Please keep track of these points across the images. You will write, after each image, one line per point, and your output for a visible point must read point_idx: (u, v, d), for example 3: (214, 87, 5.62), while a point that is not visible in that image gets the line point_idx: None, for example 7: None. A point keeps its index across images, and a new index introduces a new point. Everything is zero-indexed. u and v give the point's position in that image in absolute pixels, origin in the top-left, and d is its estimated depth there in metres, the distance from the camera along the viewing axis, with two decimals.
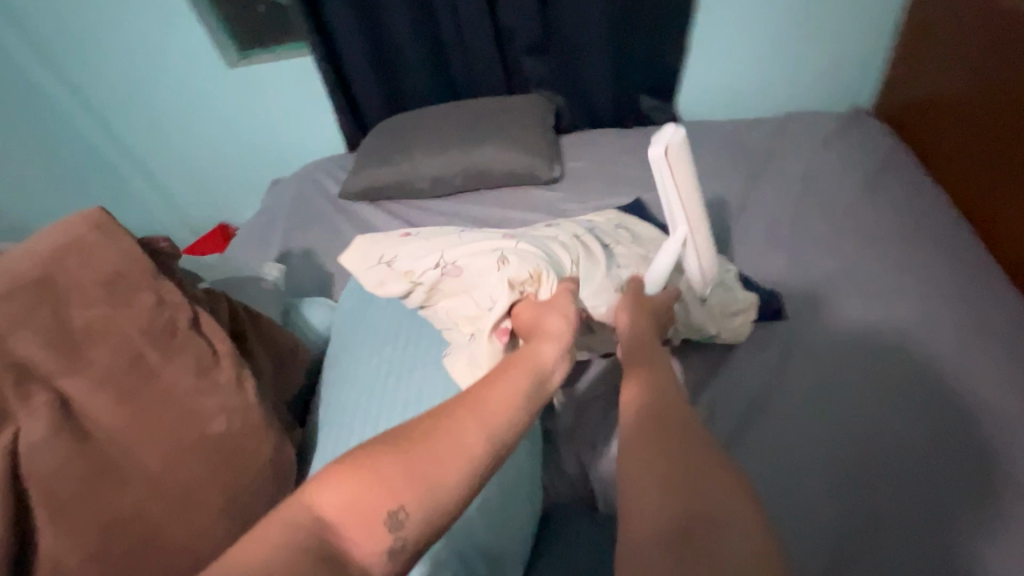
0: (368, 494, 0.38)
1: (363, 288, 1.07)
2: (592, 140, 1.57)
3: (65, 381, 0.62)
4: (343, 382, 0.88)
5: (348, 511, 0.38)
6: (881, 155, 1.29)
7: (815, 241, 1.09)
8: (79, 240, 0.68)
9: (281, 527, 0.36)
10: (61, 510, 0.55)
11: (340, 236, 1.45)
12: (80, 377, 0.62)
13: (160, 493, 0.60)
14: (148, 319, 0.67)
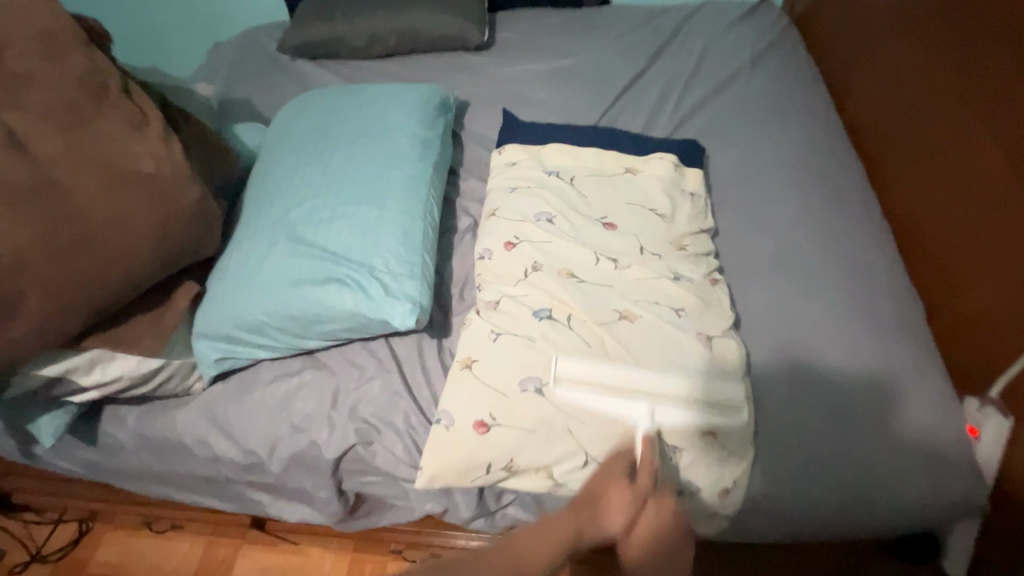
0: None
1: (298, 111, 1.15)
2: (522, 12, 1.66)
3: (31, 135, 0.73)
4: (271, 172, 0.99)
5: None
6: (769, 40, 1.45)
7: (697, 106, 1.26)
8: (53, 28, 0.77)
9: None
10: (38, 244, 0.70)
11: (277, 88, 1.51)
12: (43, 135, 0.73)
13: (121, 238, 0.75)
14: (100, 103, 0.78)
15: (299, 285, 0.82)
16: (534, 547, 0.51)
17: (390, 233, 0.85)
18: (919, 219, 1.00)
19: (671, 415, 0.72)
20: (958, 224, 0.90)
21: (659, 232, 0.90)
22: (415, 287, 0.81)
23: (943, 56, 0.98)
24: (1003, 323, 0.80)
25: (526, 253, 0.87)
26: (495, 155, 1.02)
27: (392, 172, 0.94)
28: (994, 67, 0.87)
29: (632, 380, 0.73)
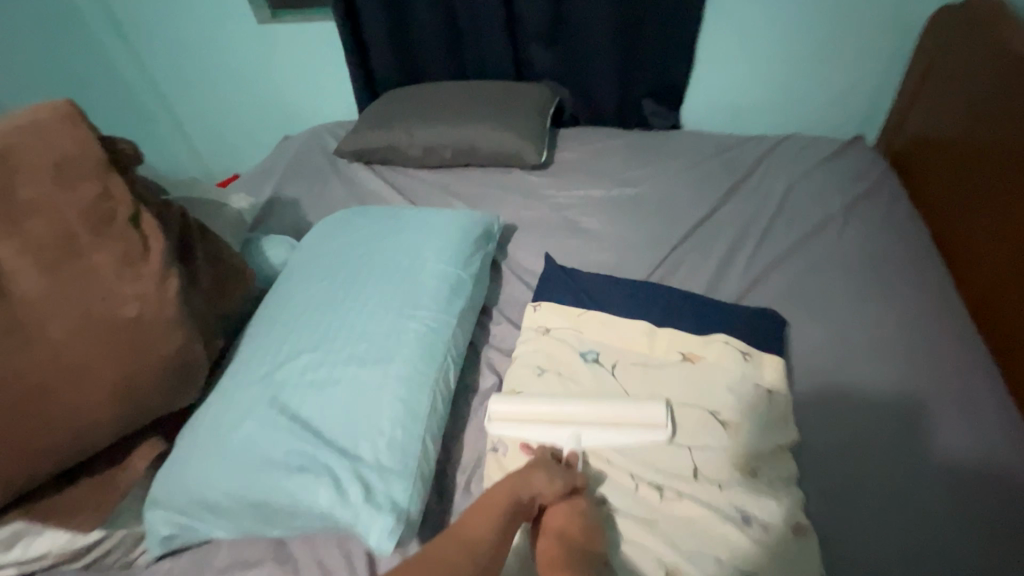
0: None
1: (329, 230, 1.08)
2: (585, 132, 1.58)
3: (16, 270, 0.66)
4: (279, 304, 0.90)
5: None
6: (864, 185, 1.27)
7: (777, 259, 1.08)
8: (74, 155, 0.73)
9: None
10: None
11: (327, 190, 1.49)
12: (29, 272, 0.66)
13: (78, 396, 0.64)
14: (99, 237, 0.71)
15: (267, 468, 0.67)
16: (475, 520, 0.58)
17: (387, 408, 0.71)
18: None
19: (597, 432, 0.72)
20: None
21: (722, 448, 0.69)
22: (402, 491, 0.65)
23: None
24: None
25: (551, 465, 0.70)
26: (529, 313, 0.89)
27: (406, 326, 0.81)
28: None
29: (565, 410, 0.73)
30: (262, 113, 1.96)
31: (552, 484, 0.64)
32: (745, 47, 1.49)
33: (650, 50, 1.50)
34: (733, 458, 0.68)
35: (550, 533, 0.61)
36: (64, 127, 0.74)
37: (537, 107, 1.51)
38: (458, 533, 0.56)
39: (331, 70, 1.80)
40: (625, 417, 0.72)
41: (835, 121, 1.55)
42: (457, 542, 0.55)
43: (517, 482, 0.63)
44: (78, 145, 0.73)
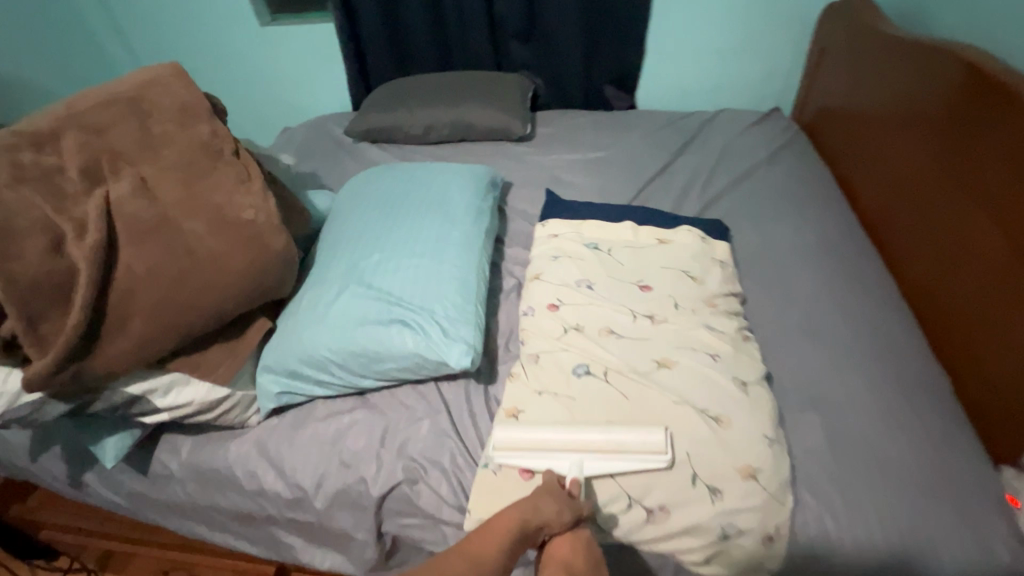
0: None
1: (365, 180, 1.30)
2: (559, 113, 1.88)
3: (161, 184, 0.86)
4: (341, 229, 1.11)
5: None
6: (781, 142, 1.62)
7: (719, 193, 1.40)
8: (188, 102, 0.93)
9: None
10: (151, 275, 0.80)
11: (341, 165, 1.71)
12: (171, 185, 0.86)
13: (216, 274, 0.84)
14: (216, 162, 0.91)
15: (364, 325, 0.90)
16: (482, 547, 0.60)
17: (448, 284, 0.94)
18: (936, 295, 1.04)
19: (599, 464, 0.75)
20: (968, 298, 0.95)
21: (693, 291, 0.96)
22: (469, 332, 0.88)
23: (931, 148, 1.09)
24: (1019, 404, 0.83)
25: (572, 310, 0.96)
26: (540, 228, 1.16)
27: (450, 234, 1.05)
28: (968, 147, 0.98)
29: (567, 439, 0.77)
30: (263, 108, 2.16)
31: (562, 516, 0.67)
32: (683, 40, 1.84)
33: (608, 43, 1.83)
34: (701, 296, 0.96)
35: (558, 561, 0.63)
36: (178, 83, 0.94)
37: (519, 92, 1.79)
38: (469, 552, 0.60)
39: (330, 67, 2.03)
40: (628, 445, 0.75)
41: (758, 99, 1.92)
42: (467, 560, 0.59)
43: (532, 504, 0.66)
44: (190, 96, 0.94)
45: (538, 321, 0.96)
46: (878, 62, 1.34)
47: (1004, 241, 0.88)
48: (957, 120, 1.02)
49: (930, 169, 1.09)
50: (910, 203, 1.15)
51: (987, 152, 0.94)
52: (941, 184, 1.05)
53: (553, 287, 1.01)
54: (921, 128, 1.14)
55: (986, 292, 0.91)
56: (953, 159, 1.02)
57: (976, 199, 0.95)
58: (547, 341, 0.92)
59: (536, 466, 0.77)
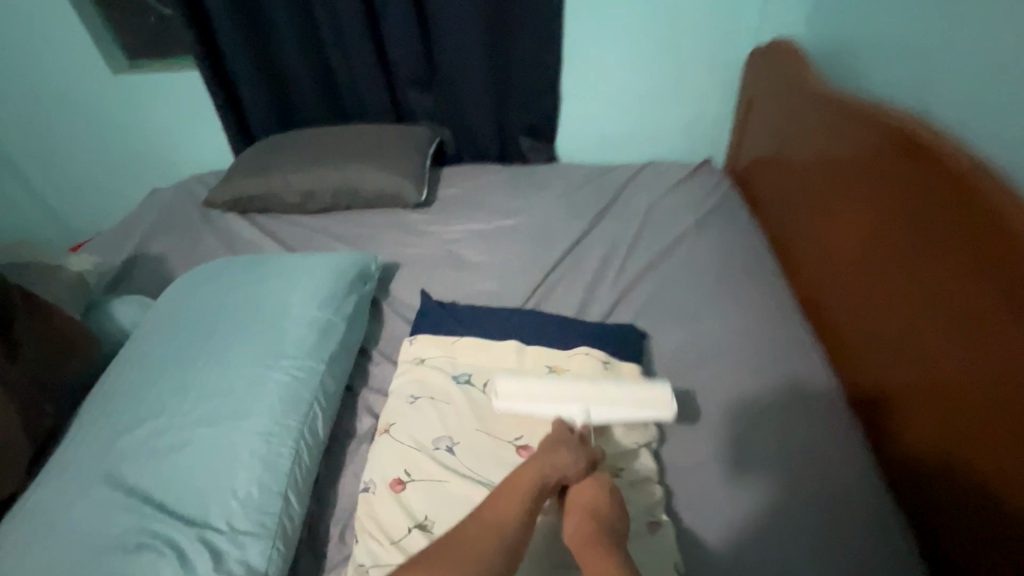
0: None
1: (185, 284, 1.02)
2: (466, 168, 1.64)
3: None
4: (124, 369, 0.83)
5: None
6: (712, 201, 1.42)
7: (639, 274, 1.18)
8: None
9: None
10: None
11: (200, 243, 1.41)
12: None
13: None
14: None
15: (98, 551, 0.61)
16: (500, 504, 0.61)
17: (240, 463, 0.67)
18: (887, 414, 0.82)
19: (606, 413, 0.73)
20: (929, 433, 0.73)
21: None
22: (258, 552, 0.61)
23: (869, 225, 0.88)
24: None
25: (427, 492, 0.69)
26: (405, 346, 0.89)
27: (267, 375, 0.78)
28: (913, 236, 0.77)
29: (567, 389, 0.74)
30: (125, 167, 1.84)
31: (577, 465, 0.66)
32: (602, 86, 1.64)
33: (518, 90, 1.61)
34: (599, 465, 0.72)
35: (579, 512, 0.63)
36: None
37: (418, 148, 1.55)
38: (482, 517, 0.60)
39: (200, 119, 1.73)
40: (636, 397, 0.73)
41: (687, 148, 1.74)
42: (486, 523, 0.59)
43: (548, 460, 0.65)
44: None
45: (376, 512, 0.69)
46: (805, 118, 1.16)
47: (970, 373, 0.66)
48: (897, 197, 0.81)
49: (870, 251, 0.87)
50: (848, 287, 0.94)
51: (937, 248, 0.72)
52: (884, 273, 0.84)
53: (405, 450, 0.73)
54: (855, 199, 0.93)
55: (953, 432, 0.69)
56: (896, 245, 0.81)
57: (927, 306, 0.73)
58: (383, 548, 0.65)
59: (542, 407, 0.74)
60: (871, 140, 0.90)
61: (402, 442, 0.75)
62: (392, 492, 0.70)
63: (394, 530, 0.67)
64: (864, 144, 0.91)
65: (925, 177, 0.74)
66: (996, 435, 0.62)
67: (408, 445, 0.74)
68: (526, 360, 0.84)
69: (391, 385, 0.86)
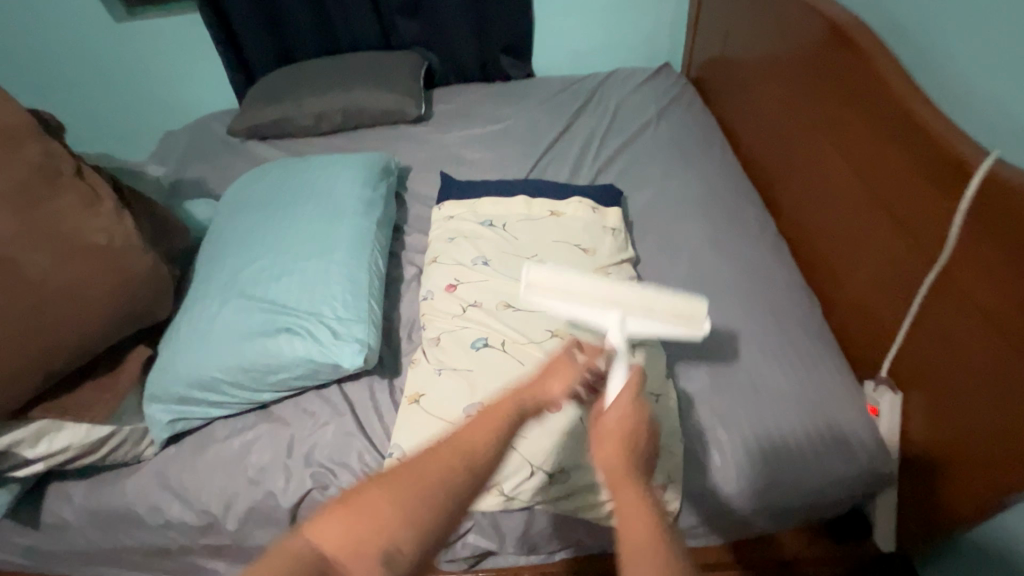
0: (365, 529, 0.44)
1: (244, 185, 1.23)
2: (455, 88, 1.83)
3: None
4: (222, 242, 1.05)
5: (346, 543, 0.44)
6: (672, 96, 1.65)
7: (614, 155, 1.42)
8: (8, 121, 0.83)
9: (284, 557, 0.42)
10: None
11: (228, 166, 1.60)
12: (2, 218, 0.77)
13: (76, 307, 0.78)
14: (52, 187, 0.83)
15: (250, 339, 0.87)
16: (476, 433, 0.53)
17: (335, 281, 0.92)
18: (809, 226, 1.11)
19: (642, 323, 0.74)
20: (832, 230, 1.02)
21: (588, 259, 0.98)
22: (363, 330, 0.87)
23: (794, 91, 1.15)
24: (877, 317, 0.91)
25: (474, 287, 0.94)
26: (436, 210, 1.14)
27: (337, 230, 1.02)
28: (821, 89, 1.04)
29: (603, 311, 0.74)
30: (135, 112, 1.97)
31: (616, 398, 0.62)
32: (571, 3, 1.83)
33: (496, 11, 1.78)
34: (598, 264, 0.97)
35: (621, 428, 0.58)
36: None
37: (412, 71, 1.73)
38: (458, 440, 0.52)
39: (203, 60, 1.87)
40: (671, 310, 0.75)
41: (649, 56, 1.95)
42: (454, 446, 0.51)
43: (531, 390, 0.61)
44: (10, 113, 0.84)
45: (438, 306, 0.93)
46: (749, 11, 1.37)
47: (859, 175, 0.93)
48: (811, 63, 1.08)
49: (795, 111, 1.15)
50: (783, 146, 1.21)
51: (834, 92, 0.99)
52: (810, 120, 1.08)
53: (453, 269, 0.98)
54: (787, 70, 1.18)
55: (850, 220, 0.97)
56: (810, 101, 1.08)
57: (831, 137, 1.02)
58: (445, 321, 0.90)
59: (578, 312, 0.75)
60: (801, 17, 1.11)
61: (449, 265, 0.99)
62: (448, 293, 0.94)
63: (452, 310, 0.91)
64: (797, 22, 1.12)
65: (826, 41, 1.01)
66: (868, 210, 0.91)
67: (453, 265, 0.99)
68: (534, 206, 1.08)
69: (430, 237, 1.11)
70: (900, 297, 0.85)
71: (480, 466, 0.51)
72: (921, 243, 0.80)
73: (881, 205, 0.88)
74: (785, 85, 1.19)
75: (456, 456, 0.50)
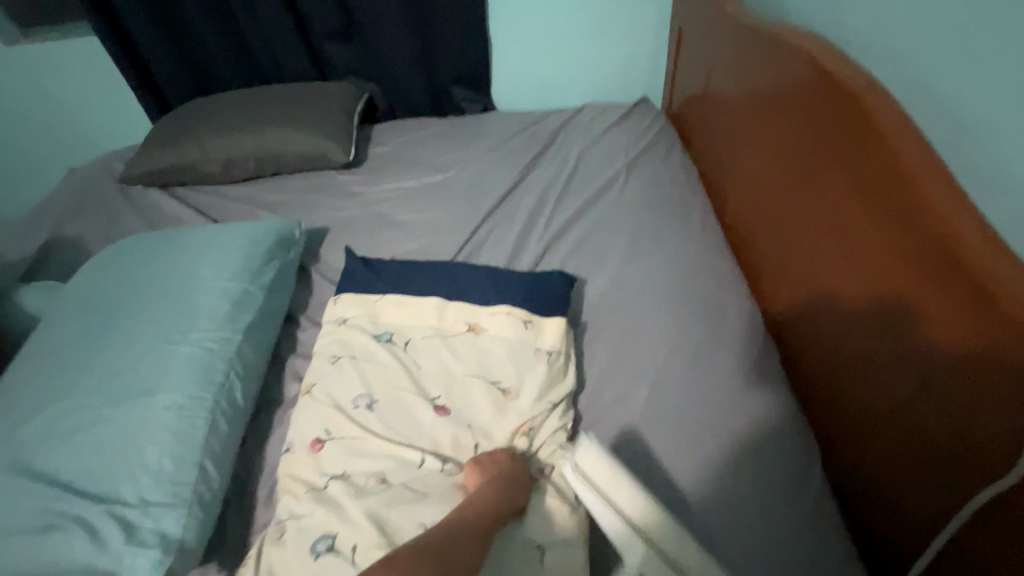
0: None
1: (94, 267, 0.98)
2: (397, 125, 1.59)
3: None
4: (28, 363, 0.79)
5: None
6: (646, 141, 1.41)
7: (571, 220, 1.17)
8: None
9: None
10: None
11: (119, 221, 1.35)
12: None
13: None
14: None
15: (6, 535, 0.61)
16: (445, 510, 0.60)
17: (150, 438, 0.67)
18: (807, 337, 0.85)
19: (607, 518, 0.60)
20: (836, 350, 0.77)
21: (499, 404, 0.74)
22: (172, 520, 0.62)
23: (785, 156, 0.90)
24: (900, 493, 0.66)
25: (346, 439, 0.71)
26: (328, 306, 0.89)
27: (175, 350, 0.77)
28: (816, 160, 0.79)
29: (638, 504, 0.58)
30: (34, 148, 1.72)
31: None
32: (532, 28, 1.58)
33: (444, 37, 1.54)
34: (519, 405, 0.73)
35: None
36: None
37: (344, 106, 1.48)
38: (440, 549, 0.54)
39: (107, 90, 1.61)
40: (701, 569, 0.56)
41: (623, 88, 1.70)
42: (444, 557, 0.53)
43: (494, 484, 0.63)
44: None
45: (296, 472, 0.69)
46: (732, 48, 1.12)
47: (870, 296, 0.68)
48: (803, 125, 0.83)
49: (787, 181, 0.89)
50: (772, 221, 0.96)
51: (832, 168, 0.74)
52: (805, 202, 0.83)
53: (326, 411, 0.74)
54: (776, 129, 0.93)
55: (859, 350, 0.71)
56: (805, 172, 0.83)
57: (830, 227, 0.76)
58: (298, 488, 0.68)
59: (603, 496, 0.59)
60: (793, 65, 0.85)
61: (324, 403, 0.75)
62: (314, 453, 0.70)
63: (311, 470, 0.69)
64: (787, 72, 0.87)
65: (823, 100, 0.76)
66: (882, 340, 0.66)
67: (329, 404, 0.75)
68: (449, 315, 0.83)
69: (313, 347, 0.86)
70: (935, 485, 0.60)
71: (469, 564, 0.54)
72: (967, 426, 0.54)
73: (899, 340, 0.63)
74: (775, 148, 0.93)
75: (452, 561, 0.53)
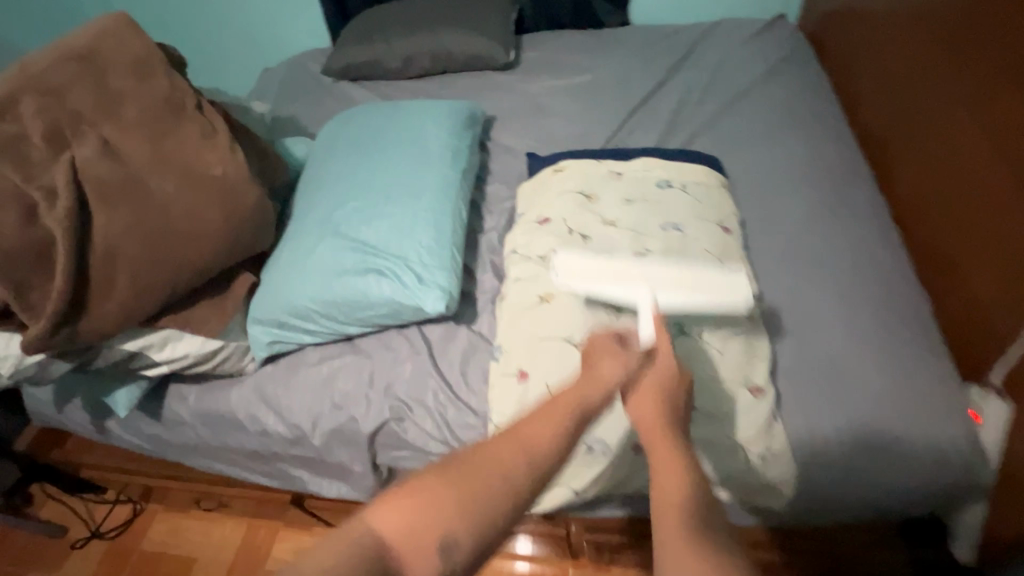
0: (427, 519, 0.48)
1: (337, 124, 1.27)
2: (545, 33, 1.76)
3: (130, 146, 0.86)
4: (313, 183, 1.09)
5: (408, 530, 0.47)
6: (786, 53, 1.50)
7: (711, 116, 1.33)
8: (145, 58, 0.91)
9: (349, 542, 0.45)
10: (131, 236, 0.82)
11: (322, 105, 1.66)
12: (137, 148, 0.86)
13: (195, 234, 0.86)
14: (175, 118, 0.90)
15: (340, 276, 0.92)
16: (537, 433, 0.55)
17: (422, 228, 0.95)
18: (926, 214, 1.03)
19: (673, 297, 0.75)
20: (953, 213, 0.96)
21: (722, 242, 0.93)
22: (445, 277, 0.90)
23: (997, 92, 0.87)
24: (983, 316, 0.88)
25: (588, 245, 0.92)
26: (545, 172, 1.08)
27: (424, 178, 1.04)
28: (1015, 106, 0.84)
29: (634, 265, 0.78)
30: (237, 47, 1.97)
31: (628, 366, 0.62)
32: None
33: None
34: (732, 248, 0.94)
35: (654, 394, 0.62)
36: (134, 39, 0.92)
37: (505, 14, 1.67)
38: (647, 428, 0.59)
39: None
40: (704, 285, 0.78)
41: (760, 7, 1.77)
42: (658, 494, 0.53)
43: (605, 345, 0.65)
44: (154, 55, 0.93)
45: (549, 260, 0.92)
46: None
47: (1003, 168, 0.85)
48: None
49: (985, 114, 0.89)
50: (931, 132, 1.03)
51: (1004, 103, 0.86)
52: (953, 99, 0.97)
53: (572, 224, 0.96)
54: (930, 35, 1.05)
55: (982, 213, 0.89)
56: (1016, 127, 0.83)
57: (1020, 183, 0.82)
58: (531, 267, 0.92)
59: (602, 292, 0.77)
60: None
61: (568, 222, 0.96)
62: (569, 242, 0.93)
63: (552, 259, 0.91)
64: None
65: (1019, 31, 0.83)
66: None
67: (574, 219, 0.97)
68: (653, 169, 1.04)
69: (536, 191, 1.06)
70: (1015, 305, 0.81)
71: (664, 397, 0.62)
72: None
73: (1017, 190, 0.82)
74: (926, 52, 1.06)
75: (515, 451, 0.53)
